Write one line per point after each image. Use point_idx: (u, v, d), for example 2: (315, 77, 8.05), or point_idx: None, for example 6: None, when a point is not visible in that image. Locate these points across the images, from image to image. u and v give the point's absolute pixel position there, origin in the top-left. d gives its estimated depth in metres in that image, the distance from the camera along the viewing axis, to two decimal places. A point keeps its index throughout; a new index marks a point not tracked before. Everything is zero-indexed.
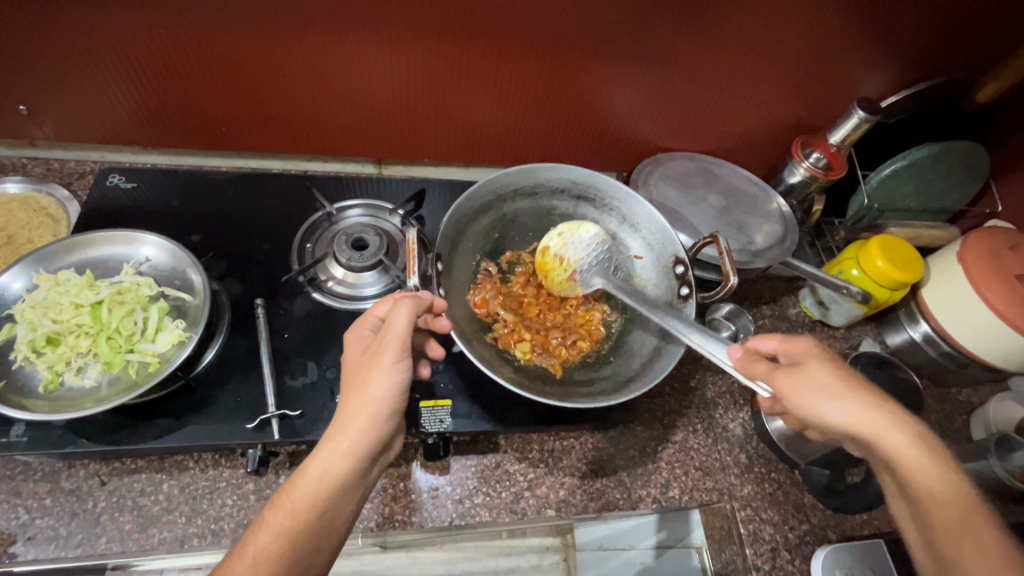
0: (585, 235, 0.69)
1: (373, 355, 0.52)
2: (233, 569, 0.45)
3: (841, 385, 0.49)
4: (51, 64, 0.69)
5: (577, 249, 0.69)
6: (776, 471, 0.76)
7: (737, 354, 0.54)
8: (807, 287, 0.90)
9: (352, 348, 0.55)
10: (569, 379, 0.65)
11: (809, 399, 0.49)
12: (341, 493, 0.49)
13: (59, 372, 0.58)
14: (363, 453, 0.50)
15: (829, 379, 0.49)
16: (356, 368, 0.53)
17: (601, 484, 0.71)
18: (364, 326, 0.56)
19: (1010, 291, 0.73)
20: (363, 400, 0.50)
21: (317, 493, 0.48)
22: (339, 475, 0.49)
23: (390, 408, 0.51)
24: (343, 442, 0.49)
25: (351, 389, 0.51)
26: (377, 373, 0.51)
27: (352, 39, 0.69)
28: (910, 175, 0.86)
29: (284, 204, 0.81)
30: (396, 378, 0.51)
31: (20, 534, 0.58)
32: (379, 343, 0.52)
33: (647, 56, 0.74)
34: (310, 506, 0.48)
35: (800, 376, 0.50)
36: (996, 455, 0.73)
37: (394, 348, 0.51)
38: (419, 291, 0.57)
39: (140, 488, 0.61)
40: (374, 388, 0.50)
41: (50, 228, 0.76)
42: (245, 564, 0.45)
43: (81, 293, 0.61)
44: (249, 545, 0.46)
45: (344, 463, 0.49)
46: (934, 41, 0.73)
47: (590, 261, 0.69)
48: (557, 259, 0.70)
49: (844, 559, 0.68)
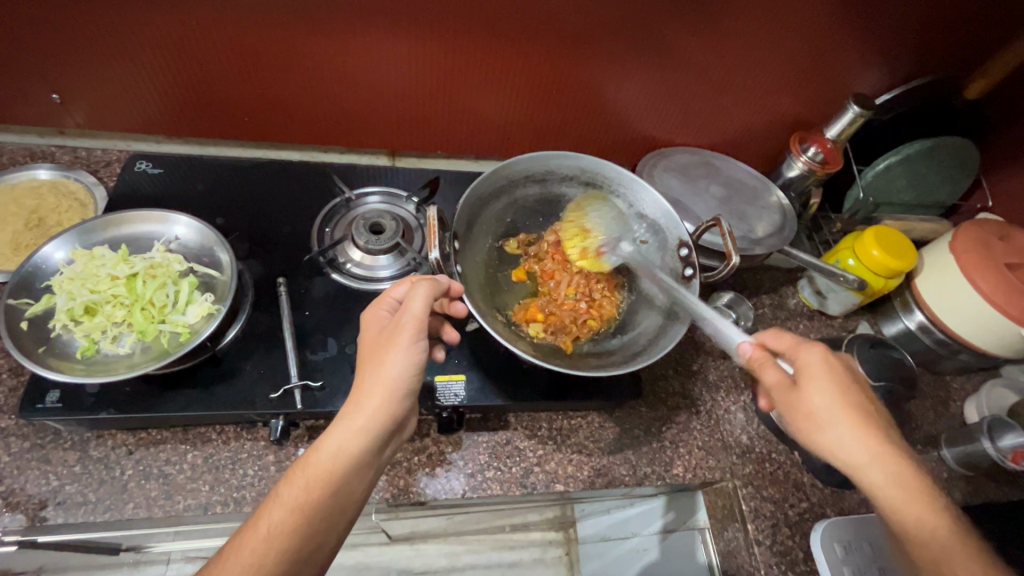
0: (602, 209, 0.77)
1: (390, 334, 0.55)
2: (251, 540, 0.48)
3: (836, 413, 0.51)
4: (84, 52, 0.72)
5: (598, 222, 0.77)
6: (777, 451, 0.79)
7: (748, 350, 0.57)
8: (805, 278, 0.94)
9: (368, 328, 0.58)
10: (580, 354, 0.68)
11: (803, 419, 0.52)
12: (354, 470, 0.52)
13: (95, 340, 0.61)
14: (378, 431, 0.53)
15: (826, 405, 0.52)
16: (372, 347, 0.56)
17: (608, 461, 0.74)
18: (381, 307, 0.59)
19: (1000, 279, 0.76)
20: (379, 378, 0.53)
21: (332, 469, 0.51)
22: (354, 452, 0.52)
23: (405, 387, 0.54)
24: (358, 420, 0.52)
25: (368, 370, 0.54)
26: (393, 353, 0.54)
27: (376, 34, 0.73)
28: (904, 170, 0.89)
29: (303, 191, 0.84)
30: (412, 358, 0.54)
31: (50, 499, 0.60)
32: (396, 324, 0.55)
33: (652, 51, 0.78)
34: (326, 481, 0.51)
35: (793, 403, 0.53)
36: (988, 436, 0.76)
37: (411, 328, 0.54)
38: (436, 275, 0.60)
39: (166, 457, 0.64)
40: (390, 367, 0.53)
41: (78, 212, 0.79)
42: (261, 536, 0.48)
43: (117, 266, 0.64)
44: (264, 517, 0.49)
45: (358, 440, 0.52)
46: (926, 38, 0.77)
47: (610, 234, 0.76)
48: (580, 229, 0.76)
49: (842, 533, 0.71)
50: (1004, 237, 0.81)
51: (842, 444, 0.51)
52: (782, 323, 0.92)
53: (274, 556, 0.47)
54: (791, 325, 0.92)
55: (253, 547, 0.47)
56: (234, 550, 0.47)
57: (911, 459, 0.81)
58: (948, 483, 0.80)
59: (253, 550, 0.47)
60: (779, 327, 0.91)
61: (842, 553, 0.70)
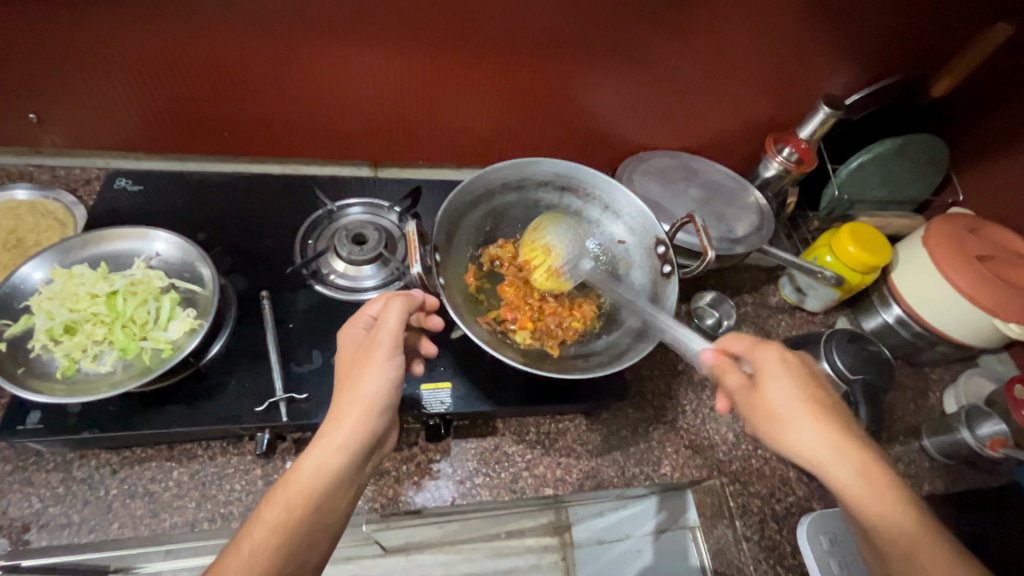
0: (565, 228, 0.76)
1: (368, 350, 0.55)
2: (232, 563, 0.47)
3: (794, 408, 0.53)
4: (57, 70, 0.72)
5: (561, 240, 0.75)
6: (762, 447, 0.79)
7: (710, 357, 0.59)
8: (786, 276, 0.95)
9: (346, 345, 0.59)
10: (567, 356, 0.69)
11: (762, 418, 0.54)
12: (335, 487, 0.52)
13: (76, 359, 0.61)
14: (357, 448, 0.53)
15: (785, 401, 0.53)
16: (350, 364, 0.57)
17: (596, 463, 0.75)
18: (357, 325, 0.59)
19: (971, 271, 0.78)
20: (357, 395, 0.53)
21: (312, 486, 0.51)
22: (333, 469, 0.52)
23: (385, 402, 0.54)
24: (337, 438, 0.52)
25: (346, 388, 0.55)
26: (372, 368, 0.54)
27: (351, 45, 0.74)
28: (876, 168, 0.91)
29: (286, 203, 0.85)
30: (390, 372, 0.54)
31: (33, 521, 0.59)
32: (373, 339, 0.56)
33: (625, 58, 0.80)
34: (307, 499, 0.51)
35: (753, 399, 0.55)
36: (966, 425, 0.78)
37: (388, 344, 0.55)
38: (412, 290, 0.61)
39: (151, 475, 0.63)
40: (368, 383, 0.53)
41: (57, 231, 0.78)
42: (242, 560, 0.47)
43: (96, 284, 0.64)
44: (246, 539, 0.49)
45: (339, 457, 0.52)
46: (889, 40, 0.80)
47: (572, 253, 0.75)
48: (542, 248, 0.74)
49: (828, 525, 0.72)
50: (973, 230, 0.83)
51: (802, 437, 0.52)
52: (764, 321, 0.94)
53: None
54: (773, 322, 0.94)
55: (234, 567, 0.47)
56: (216, 573, 0.46)
57: (894, 451, 0.83)
58: (930, 473, 0.81)
59: (234, 570, 0.46)
60: (761, 325, 0.93)
61: (829, 544, 0.71)
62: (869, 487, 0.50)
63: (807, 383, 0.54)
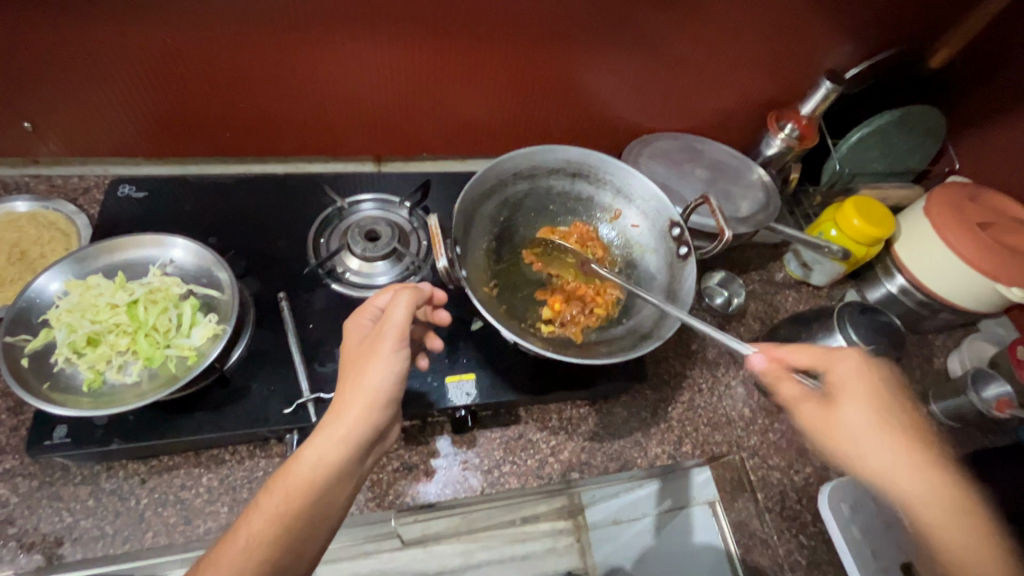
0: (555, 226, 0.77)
1: (373, 343, 0.55)
2: (228, 551, 0.48)
3: (872, 427, 0.54)
4: (55, 76, 0.70)
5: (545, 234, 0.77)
6: (778, 421, 0.81)
7: (759, 365, 0.59)
8: (790, 253, 0.97)
9: (352, 336, 0.59)
10: (589, 342, 0.70)
11: (835, 438, 0.55)
12: (336, 479, 0.52)
13: (100, 371, 0.60)
14: (359, 441, 0.53)
15: (859, 419, 0.54)
16: (355, 356, 0.57)
17: (619, 445, 0.76)
18: (364, 316, 0.59)
19: (973, 239, 0.80)
20: (360, 387, 0.53)
21: (312, 478, 0.51)
22: (334, 463, 0.52)
23: (387, 395, 0.54)
24: (339, 430, 0.52)
25: (349, 380, 0.54)
26: (377, 361, 0.54)
27: (356, 39, 0.73)
28: (876, 141, 0.92)
29: (294, 203, 0.84)
30: (394, 366, 0.54)
31: (66, 535, 0.59)
32: (378, 332, 0.56)
33: (630, 41, 0.79)
34: (306, 491, 0.51)
35: (824, 416, 0.55)
36: (973, 389, 0.80)
37: (393, 337, 0.55)
38: (419, 285, 0.61)
39: (181, 482, 0.63)
40: (373, 376, 0.53)
41: (61, 242, 0.77)
42: (239, 545, 0.48)
43: (115, 294, 0.63)
44: (243, 528, 0.49)
45: (340, 449, 0.52)
46: (890, 13, 0.80)
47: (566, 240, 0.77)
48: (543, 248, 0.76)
49: (847, 493, 0.74)
50: (973, 198, 0.85)
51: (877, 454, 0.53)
52: (772, 297, 0.95)
53: (251, 567, 0.47)
54: (781, 298, 0.95)
55: (230, 558, 0.47)
56: (213, 562, 0.47)
57: None
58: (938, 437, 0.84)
59: (230, 560, 0.47)
60: (770, 301, 0.94)
61: (849, 511, 0.73)
62: (939, 503, 0.52)
63: (880, 394, 0.55)
